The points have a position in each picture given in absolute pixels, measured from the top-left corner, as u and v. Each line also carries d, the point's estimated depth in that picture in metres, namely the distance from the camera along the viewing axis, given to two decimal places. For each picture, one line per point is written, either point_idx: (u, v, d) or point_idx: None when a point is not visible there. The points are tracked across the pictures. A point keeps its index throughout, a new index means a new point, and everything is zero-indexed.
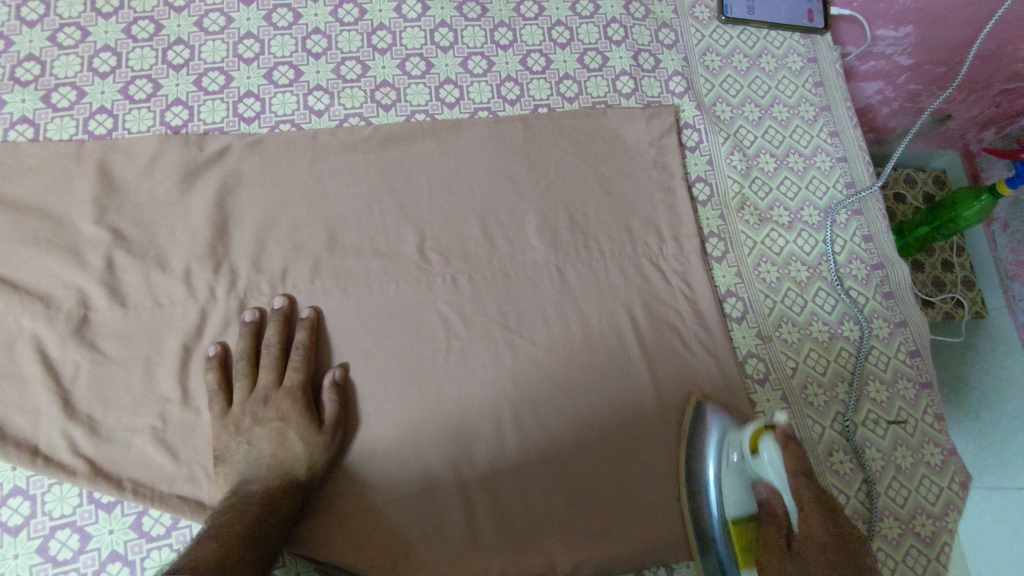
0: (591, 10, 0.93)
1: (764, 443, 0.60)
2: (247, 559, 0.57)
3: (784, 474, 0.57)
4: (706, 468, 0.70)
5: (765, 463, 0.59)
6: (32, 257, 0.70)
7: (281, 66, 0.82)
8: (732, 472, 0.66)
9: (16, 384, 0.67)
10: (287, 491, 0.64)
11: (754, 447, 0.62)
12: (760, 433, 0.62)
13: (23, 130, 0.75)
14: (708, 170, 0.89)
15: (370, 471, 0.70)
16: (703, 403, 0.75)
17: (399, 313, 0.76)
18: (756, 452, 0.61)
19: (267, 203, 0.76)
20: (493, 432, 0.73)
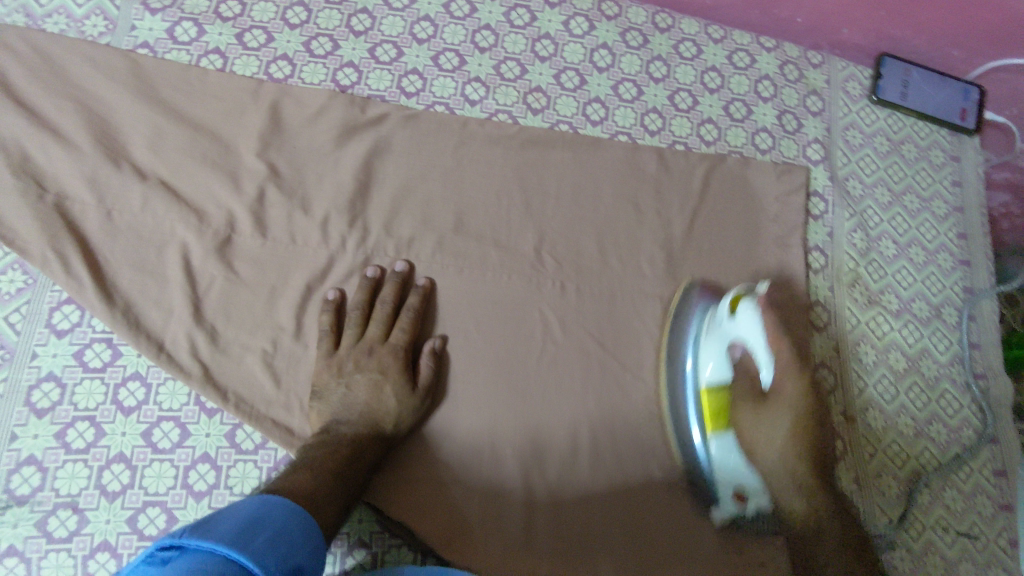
0: (746, 63, 0.95)
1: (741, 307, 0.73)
2: (331, 497, 0.62)
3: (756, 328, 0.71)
4: (682, 354, 0.79)
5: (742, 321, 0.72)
6: (196, 172, 0.77)
7: (448, 52, 0.88)
8: (709, 345, 0.75)
9: (157, 282, 0.73)
10: (372, 440, 0.69)
11: (731, 309, 0.75)
12: (737, 300, 0.75)
13: (213, 59, 0.83)
14: (826, 241, 0.89)
15: (446, 446, 0.73)
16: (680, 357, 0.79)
17: (505, 303, 0.79)
18: (734, 313, 0.74)
19: (409, 174, 0.81)
20: (567, 441, 0.75)
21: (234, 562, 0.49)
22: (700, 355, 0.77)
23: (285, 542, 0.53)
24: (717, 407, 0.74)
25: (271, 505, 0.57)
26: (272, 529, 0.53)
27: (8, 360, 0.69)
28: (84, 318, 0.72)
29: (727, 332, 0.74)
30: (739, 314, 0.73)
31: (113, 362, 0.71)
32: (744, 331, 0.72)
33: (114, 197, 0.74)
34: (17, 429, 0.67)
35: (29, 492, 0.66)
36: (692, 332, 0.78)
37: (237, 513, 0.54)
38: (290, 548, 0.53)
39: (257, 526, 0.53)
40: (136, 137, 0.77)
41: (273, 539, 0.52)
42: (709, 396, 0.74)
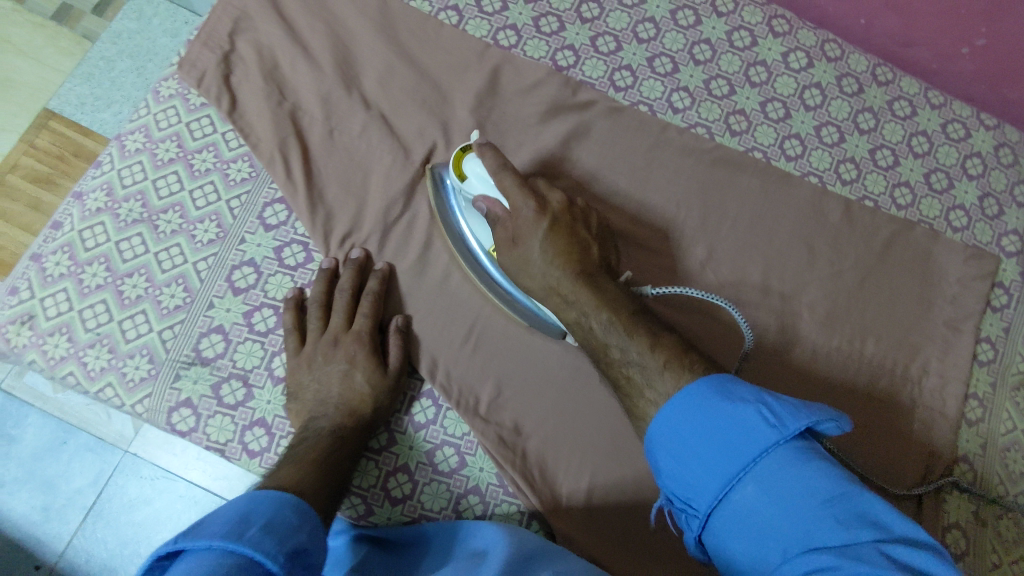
0: (961, 135, 0.91)
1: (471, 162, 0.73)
2: (319, 486, 0.62)
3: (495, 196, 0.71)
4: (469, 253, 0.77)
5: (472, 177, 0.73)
6: (413, 114, 0.82)
7: (664, 57, 0.89)
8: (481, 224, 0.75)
9: (357, 203, 0.79)
10: (355, 429, 0.70)
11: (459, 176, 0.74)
12: (462, 157, 0.74)
13: (450, 15, 0.88)
14: (1001, 335, 0.85)
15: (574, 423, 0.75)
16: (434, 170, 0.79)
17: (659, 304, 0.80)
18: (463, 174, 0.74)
19: (601, 163, 0.84)
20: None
21: (234, 552, 0.46)
22: (475, 227, 0.75)
23: (282, 529, 0.51)
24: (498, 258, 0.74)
25: (261, 500, 0.54)
26: (264, 522, 0.50)
27: (221, 238, 0.77)
28: (290, 219, 0.79)
29: (470, 189, 0.74)
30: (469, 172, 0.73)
31: (304, 264, 0.78)
32: (479, 184, 0.72)
33: (340, 120, 0.81)
34: (214, 300, 0.75)
35: (213, 356, 0.73)
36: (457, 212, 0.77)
37: (229, 507, 0.51)
38: (285, 536, 0.50)
39: (250, 517, 0.51)
40: (370, 71, 0.84)
41: (266, 530, 0.49)
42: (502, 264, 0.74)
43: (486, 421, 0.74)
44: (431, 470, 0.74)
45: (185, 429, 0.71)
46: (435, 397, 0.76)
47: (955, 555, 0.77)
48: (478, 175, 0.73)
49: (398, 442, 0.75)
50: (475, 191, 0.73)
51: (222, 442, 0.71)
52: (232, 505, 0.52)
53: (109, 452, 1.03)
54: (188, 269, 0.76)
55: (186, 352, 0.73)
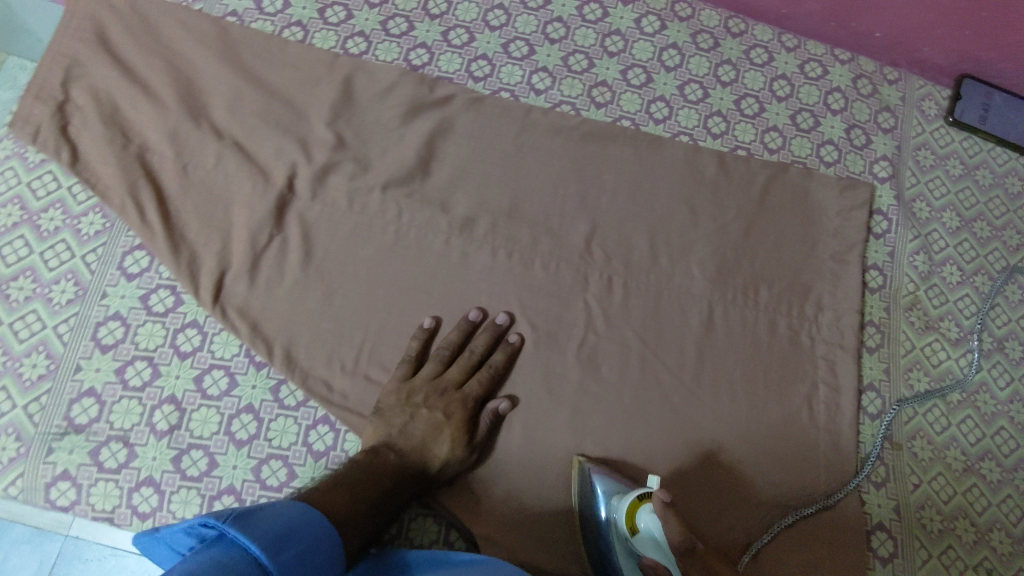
0: (818, 73, 0.93)
1: (647, 513, 0.66)
2: None
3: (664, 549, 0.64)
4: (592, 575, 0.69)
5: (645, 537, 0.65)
6: (268, 135, 0.80)
7: (519, 41, 0.89)
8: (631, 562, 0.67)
9: (220, 235, 0.76)
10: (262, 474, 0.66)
11: (630, 526, 0.67)
12: (637, 505, 0.67)
13: (294, 31, 0.86)
14: (887, 260, 0.86)
15: (486, 419, 0.72)
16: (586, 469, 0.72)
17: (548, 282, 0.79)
18: (635, 528, 0.66)
19: (469, 155, 0.83)
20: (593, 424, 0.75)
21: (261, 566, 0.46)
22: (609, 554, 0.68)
23: None
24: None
25: (310, 518, 0.54)
26: None
27: (80, 296, 0.73)
28: (152, 264, 0.75)
29: (640, 546, 0.66)
30: (646, 529, 0.65)
31: (174, 308, 0.74)
32: (655, 545, 0.65)
33: (190, 153, 0.78)
34: (81, 361, 0.71)
35: (87, 422, 0.69)
36: (597, 525, 0.70)
37: (281, 513, 0.51)
38: None
39: (286, 540, 0.49)
40: (216, 98, 0.81)
41: None
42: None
43: None
44: None
45: (67, 503, 0.67)
46: (332, 422, 0.73)
47: (875, 484, 0.78)
48: (658, 539, 0.64)
49: (299, 475, 0.70)
50: (649, 552, 0.65)
51: (109, 509, 0.67)
52: (286, 512, 0.52)
53: (49, 540, 0.82)
54: (48, 334, 0.72)
55: (58, 422, 0.69)
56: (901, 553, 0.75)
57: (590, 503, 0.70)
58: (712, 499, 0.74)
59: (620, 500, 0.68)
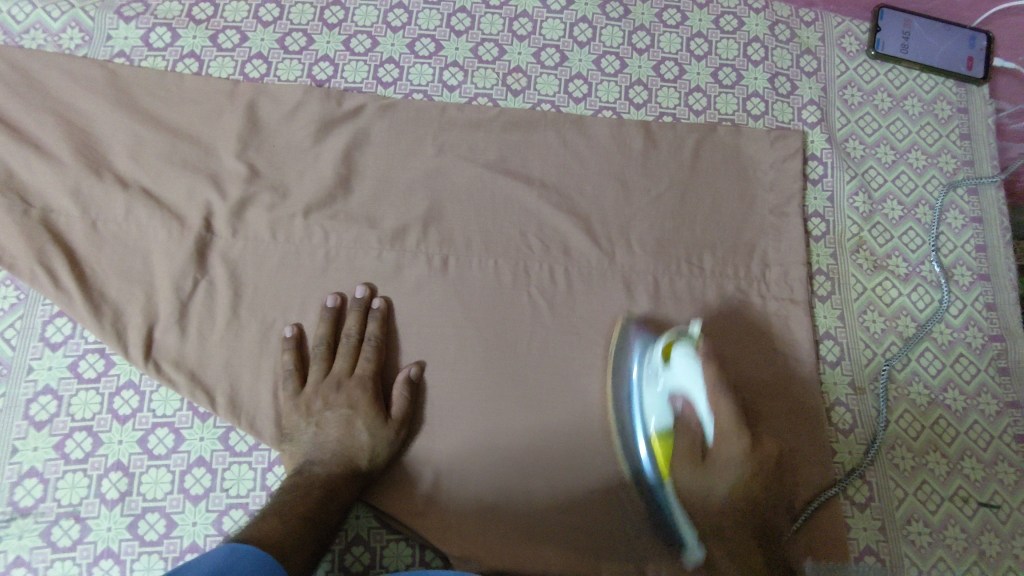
0: (734, 26, 0.91)
1: (675, 352, 0.68)
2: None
3: (687, 378, 0.66)
4: (625, 392, 0.74)
5: (673, 371, 0.67)
6: (177, 177, 0.77)
7: (424, 38, 0.86)
8: (654, 402, 0.71)
9: (143, 289, 0.73)
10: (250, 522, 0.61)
11: (665, 359, 0.69)
12: (671, 346, 0.69)
13: (189, 63, 0.83)
14: (827, 206, 0.85)
15: (399, 392, 0.71)
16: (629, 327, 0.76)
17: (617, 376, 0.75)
18: (668, 363, 0.69)
19: (388, 164, 0.80)
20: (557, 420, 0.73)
21: None
22: (645, 408, 0.72)
23: None
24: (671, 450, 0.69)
25: (239, 554, 0.54)
26: None
27: (5, 374, 0.70)
28: (76, 329, 0.72)
29: (669, 385, 0.68)
30: (675, 361, 0.67)
31: (106, 371, 0.71)
32: (682, 379, 0.66)
33: (99, 210, 0.75)
34: (17, 443, 0.68)
35: (32, 504, 0.67)
36: (634, 383, 0.74)
37: (204, 564, 0.52)
38: None
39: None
40: (117, 147, 0.77)
41: None
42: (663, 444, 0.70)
43: None
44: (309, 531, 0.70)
45: None
46: None
47: (843, 433, 0.77)
48: (678, 366, 0.67)
49: None
50: (676, 385, 0.68)
51: None
52: (209, 560, 0.52)
53: None
54: None
55: (2, 508, 0.66)
56: (878, 496, 0.75)
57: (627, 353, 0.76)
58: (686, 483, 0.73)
59: (658, 343, 0.72)
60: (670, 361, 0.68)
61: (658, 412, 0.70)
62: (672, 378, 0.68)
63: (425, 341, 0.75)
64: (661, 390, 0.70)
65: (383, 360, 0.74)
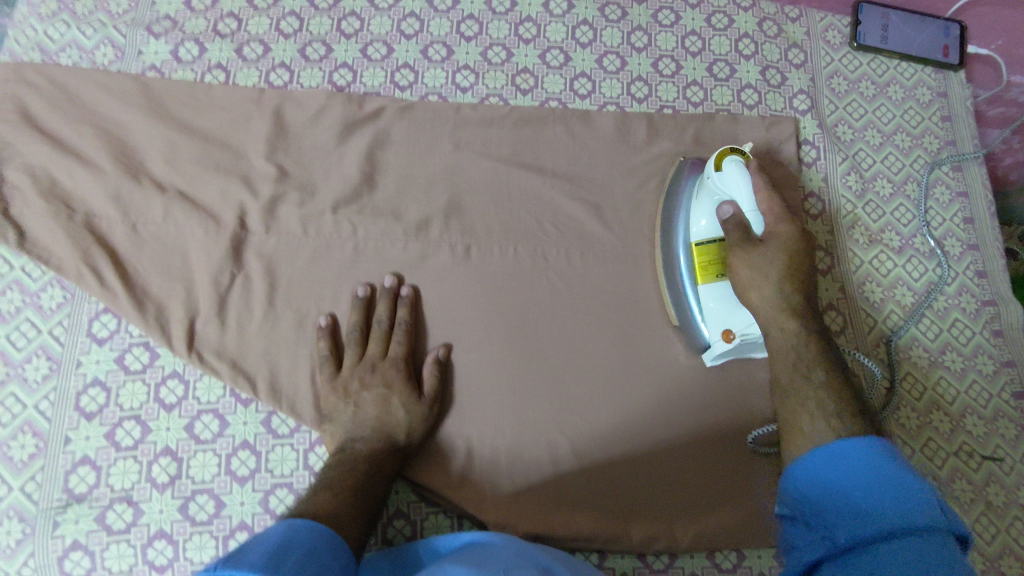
0: (725, 24, 0.97)
1: (729, 161, 0.75)
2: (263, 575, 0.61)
3: (738, 173, 0.73)
4: (678, 233, 0.80)
5: (726, 171, 0.74)
6: (211, 179, 0.81)
7: (436, 44, 0.92)
8: (701, 206, 0.77)
9: (183, 285, 0.77)
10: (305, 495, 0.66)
11: (716, 167, 0.76)
12: (724, 156, 0.77)
13: (216, 75, 0.88)
14: (822, 186, 0.91)
15: (430, 372, 0.75)
16: (683, 165, 0.84)
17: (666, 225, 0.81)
18: (720, 167, 0.76)
19: (409, 161, 0.85)
20: (580, 393, 0.78)
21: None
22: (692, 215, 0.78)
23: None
24: (710, 259, 0.75)
25: (297, 528, 0.55)
26: None
27: (55, 370, 0.74)
28: (120, 325, 0.76)
29: (721, 186, 0.75)
30: (726, 169, 0.75)
31: (151, 363, 0.75)
32: (733, 174, 0.74)
33: (139, 212, 0.79)
34: (69, 433, 0.72)
35: (86, 490, 0.70)
36: (683, 205, 0.81)
37: (267, 538, 0.52)
38: None
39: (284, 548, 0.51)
40: (153, 154, 0.82)
41: None
42: (703, 253, 0.76)
43: None
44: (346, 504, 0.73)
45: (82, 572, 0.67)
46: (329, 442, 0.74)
47: None
48: (731, 175, 0.74)
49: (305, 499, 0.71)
50: (727, 183, 0.74)
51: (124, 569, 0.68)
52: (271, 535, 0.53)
53: None
54: (31, 414, 0.72)
55: (58, 495, 0.69)
56: None
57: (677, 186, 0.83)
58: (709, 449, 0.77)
59: (710, 160, 0.79)
60: (723, 166, 0.75)
61: (707, 214, 0.76)
62: (723, 180, 0.75)
63: (453, 325, 0.79)
64: (712, 192, 0.76)
65: (414, 343, 0.78)
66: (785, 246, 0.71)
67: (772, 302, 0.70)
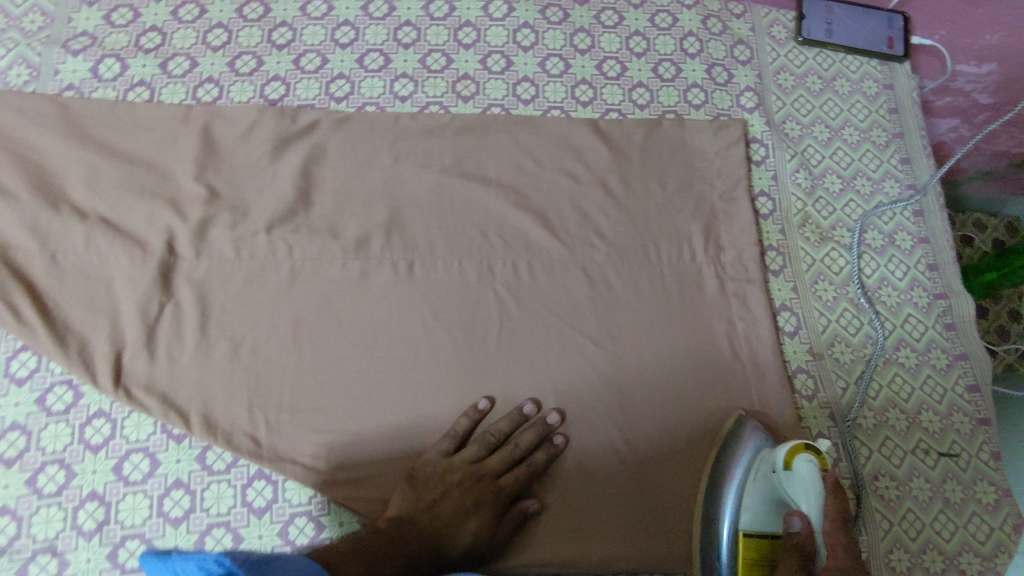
0: (669, 23, 0.95)
1: (803, 460, 0.65)
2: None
3: (816, 497, 0.63)
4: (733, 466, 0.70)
5: (796, 477, 0.65)
6: (136, 204, 0.77)
7: (373, 53, 0.89)
8: (758, 486, 0.68)
9: (108, 316, 0.73)
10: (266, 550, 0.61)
11: (785, 463, 0.66)
12: (797, 451, 0.66)
13: (140, 92, 0.83)
14: (771, 185, 0.89)
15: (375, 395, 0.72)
16: (745, 419, 0.73)
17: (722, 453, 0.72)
18: (791, 466, 0.66)
19: (347, 176, 0.81)
20: (546, 428, 0.73)
21: None
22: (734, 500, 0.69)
23: None
24: (756, 556, 0.66)
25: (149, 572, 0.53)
26: None
27: None
28: (41, 362, 0.72)
29: (791, 492, 0.65)
30: (799, 469, 0.65)
31: (75, 402, 0.71)
32: (804, 487, 0.64)
33: (58, 241, 0.75)
34: None
35: (6, 542, 0.65)
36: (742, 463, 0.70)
37: None
38: None
39: None
40: (73, 179, 0.78)
41: None
42: (749, 547, 0.66)
43: (331, 478, 0.70)
44: (290, 550, 0.68)
45: None
46: (268, 475, 0.70)
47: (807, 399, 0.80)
48: (804, 479, 0.65)
49: (245, 537, 0.68)
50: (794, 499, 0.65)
51: None
52: None
53: None
54: None
55: None
56: (846, 457, 0.78)
57: (737, 440, 0.72)
58: (664, 467, 0.74)
59: (785, 443, 0.69)
60: (795, 465, 0.66)
61: (752, 513, 0.67)
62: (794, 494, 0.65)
63: (397, 347, 0.75)
64: (775, 495, 0.67)
65: (356, 366, 0.74)
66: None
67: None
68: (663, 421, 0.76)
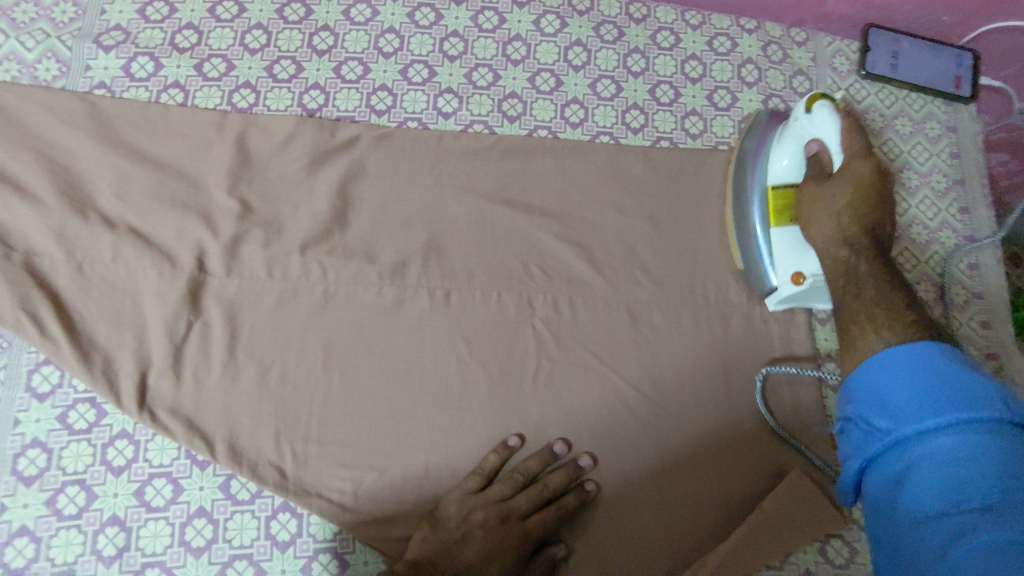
0: (727, 47, 0.91)
1: (820, 106, 0.71)
2: None
3: (831, 127, 0.70)
4: (755, 171, 0.79)
5: (817, 120, 0.71)
6: (166, 215, 0.74)
7: (417, 64, 0.85)
8: (784, 143, 0.76)
9: (134, 334, 0.70)
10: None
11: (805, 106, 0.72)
12: (815, 99, 0.72)
13: (173, 94, 0.80)
14: None
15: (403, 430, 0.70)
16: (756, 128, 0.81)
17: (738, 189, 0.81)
18: (809, 111, 0.72)
19: (386, 196, 0.78)
20: (576, 470, 0.71)
21: None
22: (773, 154, 0.77)
23: None
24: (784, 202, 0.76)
25: None
26: None
27: None
28: (64, 378, 0.70)
29: (812, 129, 0.72)
30: (815, 112, 0.71)
31: (98, 422, 0.69)
32: (824, 125, 0.71)
33: (85, 251, 0.72)
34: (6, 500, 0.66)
35: (25, 565, 0.64)
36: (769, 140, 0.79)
37: None
38: None
39: None
40: (102, 184, 0.75)
41: None
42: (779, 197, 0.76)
43: (355, 514, 0.68)
44: None
45: None
46: (293, 508, 0.68)
47: None
48: (823, 121, 0.71)
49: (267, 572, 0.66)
50: (816, 129, 0.72)
51: None
52: None
53: None
54: None
55: None
56: None
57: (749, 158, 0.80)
58: (696, 519, 0.72)
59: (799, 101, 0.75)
60: (812, 109, 0.71)
61: (790, 155, 0.75)
62: (812, 125, 0.72)
63: (429, 380, 0.73)
64: (800, 134, 0.74)
65: (387, 399, 0.72)
66: (855, 174, 0.68)
67: (830, 228, 0.69)
68: (698, 472, 0.73)
